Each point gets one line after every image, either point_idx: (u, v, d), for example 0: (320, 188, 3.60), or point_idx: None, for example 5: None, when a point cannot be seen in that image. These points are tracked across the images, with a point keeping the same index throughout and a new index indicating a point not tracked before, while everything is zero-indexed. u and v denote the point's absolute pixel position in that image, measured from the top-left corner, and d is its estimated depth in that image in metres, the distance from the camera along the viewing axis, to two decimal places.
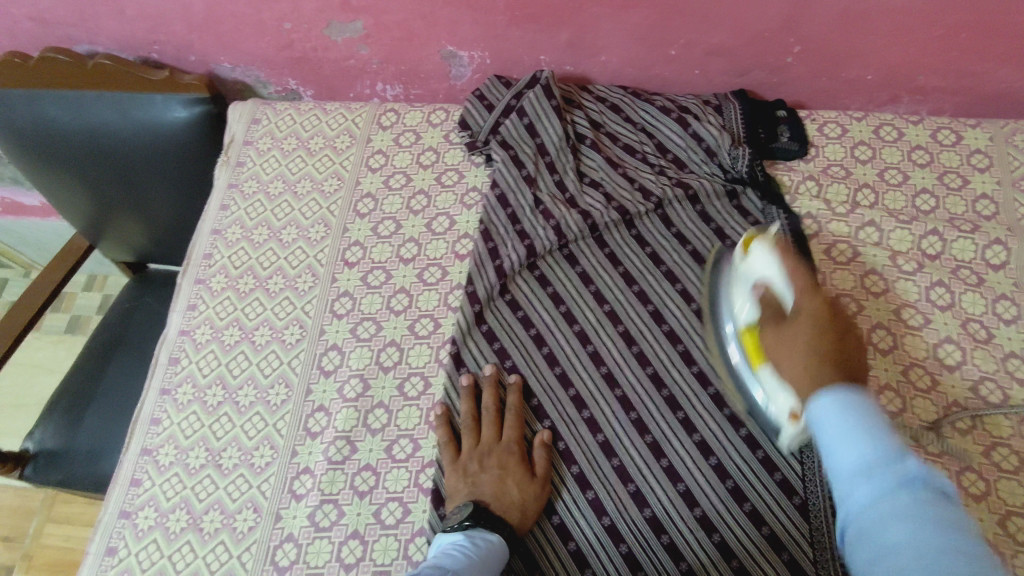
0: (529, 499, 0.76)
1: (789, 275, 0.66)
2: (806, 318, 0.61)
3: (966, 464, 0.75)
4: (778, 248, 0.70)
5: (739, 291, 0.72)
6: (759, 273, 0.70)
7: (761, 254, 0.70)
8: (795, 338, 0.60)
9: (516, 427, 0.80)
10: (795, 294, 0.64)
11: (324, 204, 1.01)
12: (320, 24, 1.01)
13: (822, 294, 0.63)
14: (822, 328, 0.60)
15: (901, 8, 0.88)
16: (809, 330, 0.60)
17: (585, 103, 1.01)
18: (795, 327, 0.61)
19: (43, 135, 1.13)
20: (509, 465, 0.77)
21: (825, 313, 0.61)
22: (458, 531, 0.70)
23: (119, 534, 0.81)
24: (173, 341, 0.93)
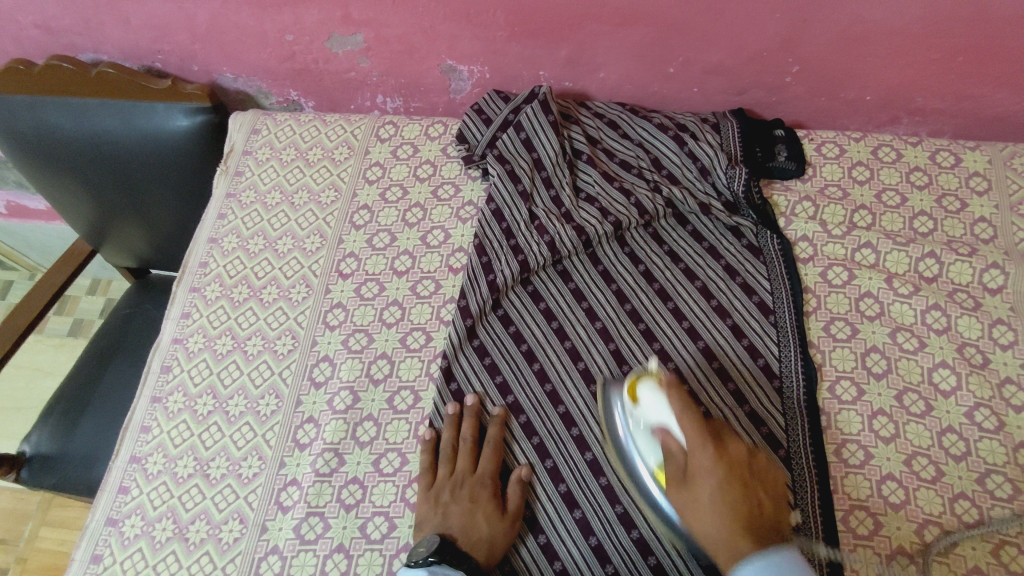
0: (498, 535, 0.74)
1: (680, 423, 0.64)
2: (704, 483, 0.61)
3: (959, 491, 0.74)
4: (664, 389, 0.68)
5: (642, 437, 0.70)
6: (652, 415, 0.68)
7: (653, 398, 0.68)
8: (701, 501, 0.61)
9: (493, 459, 0.79)
10: (690, 446, 0.63)
11: (321, 215, 1.01)
12: (321, 37, 1.02)
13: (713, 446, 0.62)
14: (728, 482, 0.61)
15: (900, 29, 0.88)
16: (715, 492, 0.60)
17: (583, 119, 1.01)
18: (701, 487, 0.61)
19: (46, 142, 1.14)
20: (480, 499, 0.76)
21: (726, 487, 0.61)
22: (421, 566, 0.69)
23: (105, 542, 0.81)
24: (166, 349, 0.94)
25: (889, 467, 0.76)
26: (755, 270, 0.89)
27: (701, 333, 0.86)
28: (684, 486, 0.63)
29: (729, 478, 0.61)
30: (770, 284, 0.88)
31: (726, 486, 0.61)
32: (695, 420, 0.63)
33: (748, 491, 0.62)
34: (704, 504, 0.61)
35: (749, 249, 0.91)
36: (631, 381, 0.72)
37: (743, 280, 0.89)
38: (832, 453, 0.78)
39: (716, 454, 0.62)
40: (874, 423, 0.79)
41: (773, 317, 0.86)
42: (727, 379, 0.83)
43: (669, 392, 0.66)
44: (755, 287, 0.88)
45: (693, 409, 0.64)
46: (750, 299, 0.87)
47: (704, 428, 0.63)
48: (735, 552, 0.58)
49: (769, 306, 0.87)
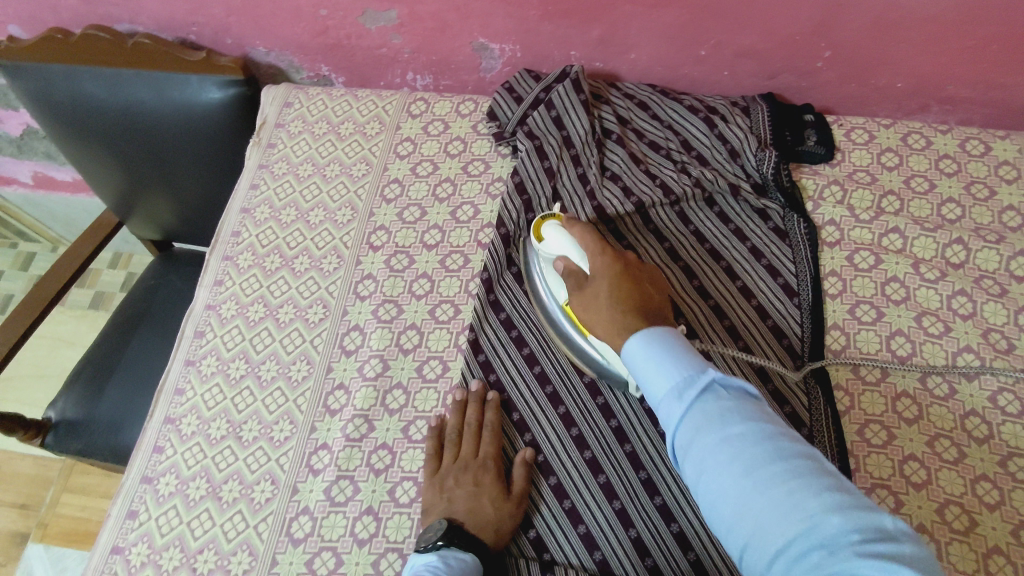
0: (505, 517, 0.75)
1: (579, 243, 0.77)
2: (602, 275, 0.73)
3: (980, 473, 0.75)
4: (565, 227, 0.80)
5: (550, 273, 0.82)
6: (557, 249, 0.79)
7: (556, 234, 0.79)
8: (598, 296, 0.72)
9: (495, 442, 0.79)
10: (588, 255, 0.75)
11: (352, 188, 1.02)
12: (355, 12, 1.03)
13: (609, 250, 0.75)
14: (619, 275, 0.73)
15: (935, 16, 0.88)
16: (609, 282, 0.72)
17: (613, 99, 1.02)
18: (596, 284, 0.73)
19: (81, 111, 1.16)
20: (485, 482, 0.76)
21: (615, 282, 0.72)
22: (431, 552, 0.70)
23: (140, 499, 0.83)
24: (199, 315, 0.95)
25: (912, 447, 0.77)
26: (780, 252, 0.90)
27: (727, 312, 0.87)
28: (582, 292, 0.74)
29: (620, 276, 0.73)
30: (795, 265, 0.89)
31: (617, 282, 0.72)
32: (595, 239, 0.76)
33: (638, 281, 0.73)
34: (602, 291, 0.72)
35: (775, 232, 0.92)
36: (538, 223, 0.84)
37: (768, 261, 0.90)
38: (855, 433, 0.79)
39: (612, 255, 0.74)
40: (897, 404, 0.80)
41: (797, 298, 0.87)
42: (752, 358, 0.84)
43: (571, 227, 0.79)
44: (780, 269, 0.89)
45: (592, 235, 0.77)
46: (775, 280, 0.88)
47: (601, 242, 0.76)
48: (625, 327, 0.69)
49: (793, 288, 0.88)
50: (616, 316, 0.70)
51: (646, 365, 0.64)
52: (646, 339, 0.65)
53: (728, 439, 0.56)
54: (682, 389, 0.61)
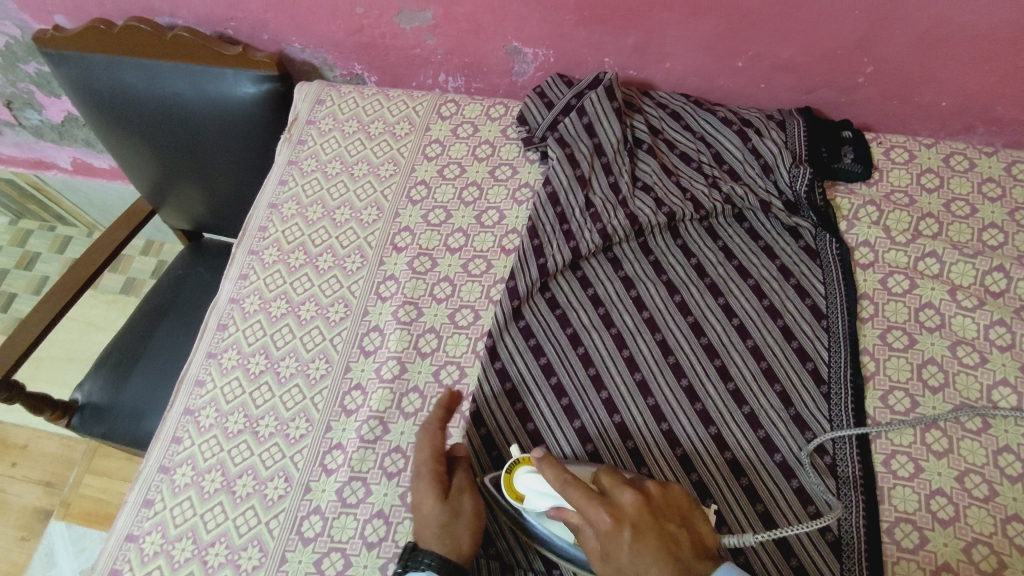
0: (448, 528, 0.69)
1: (575, 505, 0.63)
2: (625, 532, 0.61)
3: (1012, 512, 0.72)
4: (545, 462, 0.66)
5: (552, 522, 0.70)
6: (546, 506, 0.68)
7: (539, 489, 0.68)
8: (625, 565, 0.60)
9: (426, 444, 0.71)
10: (585, 511, 0.62)
11: (379, 187, 1.02)
12: (391, 12, 1.03)
13: (611, 506, 0.62)
14: (642, 539, 0.61)
15: (986, 33, 0.85)
16: (632, 548, 0.60)
17: (646, 108, 1.00)
18: (625, 550, 0.60)
19: (119, 100, 1.18)
20: (421, 493, 0.70)
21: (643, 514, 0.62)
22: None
23: (157, 488, 0.84)
24: (223, 307, 0.96)
25: (940, 482, 0.74)
26: (810, 272, 0.88)
27: (751, 332, 0.85)
28: (604, 557, 0.61)
29: (635, 531, 0.61)
30: (825, 287, 0.87)
31: (638, 537, 0.60)
32: (601, 513, 0.62)
33: (660, 523, 0.62)
34: (624, 546, 0.60)
35: (806, 251, 0.90)
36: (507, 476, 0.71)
37: (797, 281, 0.87)
38: (881, 463, 0.76)
39: (613, 516, 0.61)
40: (926, 436, 0.77)
41: (825, 321, 0.84)
42: (774, 380, 0.82)
43: (547, 471, 0.64)
44: (809, 289, 0.87)
45: (574, 487, 0.63)
46: (803, 301, 0.86)
47: (592, 493, 0.63)
48: None
49: (821, 310, 0.85)
50: None
51: None
52: None
53: None
54: None
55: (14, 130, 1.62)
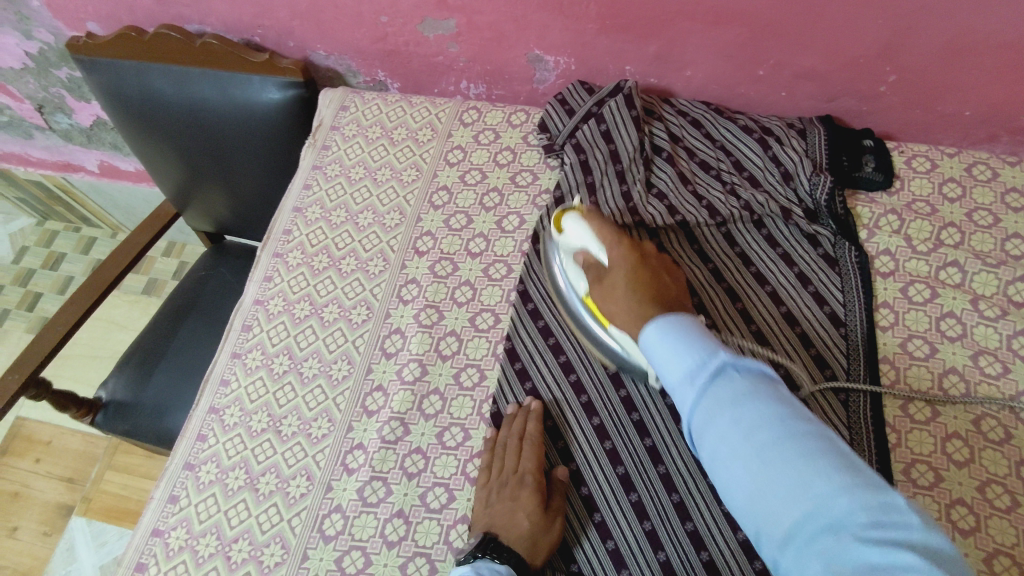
0: (538, 533, 0.74)
1: (599, 238, 0.79)
2: (620, 277, 0.76)
3: None
4: (585, 216, 0.82)
5: (570, 265, 0.84)
6: (579, 242, 0.82)
7: (579, 229, 0.81)
8: (616, 283, 0.76)
9: (535, 457, 0.78)
10: (605, 248, 0.79)
11: (401, 192, 1.04)
12: (415, 20, 1.05)
13: (625, 241, 0.79)
14: (635, 268, 0.76)
15: (1012, 42, 0.85)
16: (627, 277, 0.75)
17: (666, 115, 1.01)
18: (614, 275, 0.77)
19: (148, 105, 1.21)
20: (521, 497, 0.75)
21: (634, 269, 0.76)
22: (467, 564, 0.71)
23: (182, 485, 0.86)
24: (247, 309, 0.98)
25: (961, 492, 0.74)
26: (829, 280, 0.88)
27: (769, 338, 0.85)
28: (603, 281, 0.78)
29: (634, 263, 0.77)
30: (843, 295, 0.87)
31: (636, 286, 0.75)
32: (612, 241, 0.78)
33: (654, 271, 0.77)
34: (622, 270, 0.76)
35: (824, 259, 0.90)
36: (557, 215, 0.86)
37: (815, 289, 0.88)
38: (900, 471, 0.76)
39: (625, 248, 0.78)
40: (947, 445, 0.77)
41: (844, 329, 0.84)
42: (793, 388, 0.81)
43: (590, 216, 0.81)
44: (827, 297, 0.87)
45: (609, 226, 0.80)
46: (822, 309, 0.86)
47: (620, 236, 0.79)
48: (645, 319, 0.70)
49: (840, 318, 0.85)
50: (630, 290, 0.74)
51: (664, 353, 0.63)
52: (663, 326, 0.64)
53: (743, 425, 0.54)
54: (694, 374, 0.59)
55: (44, 134, 1.66)
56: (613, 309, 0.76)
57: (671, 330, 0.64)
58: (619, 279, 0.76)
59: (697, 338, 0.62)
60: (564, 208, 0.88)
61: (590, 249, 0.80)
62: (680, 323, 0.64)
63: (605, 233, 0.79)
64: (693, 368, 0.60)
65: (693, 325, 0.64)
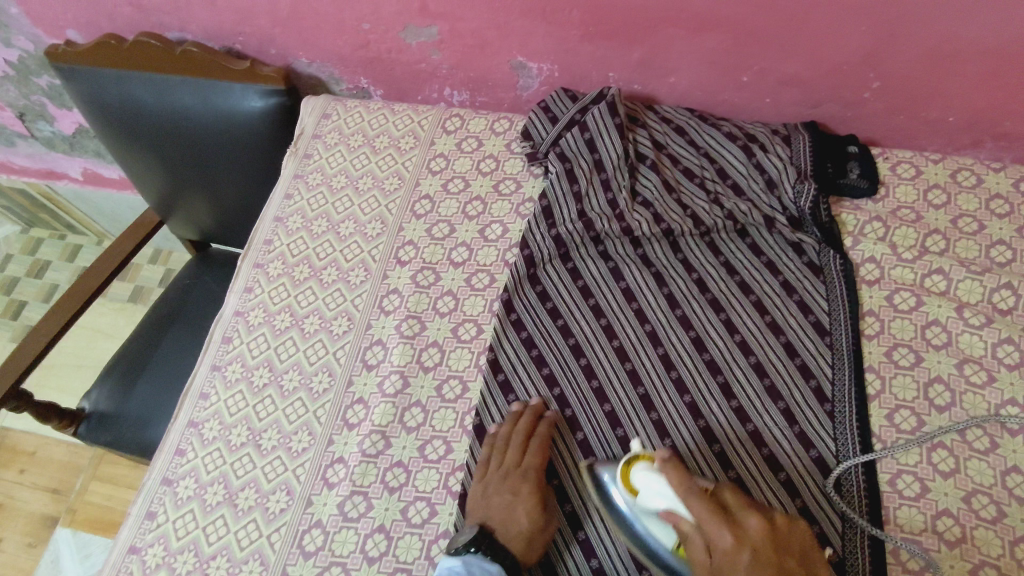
0: (537, 532, 0.74)
1: (685, 502, 0.63)
2: (719, 549, 0.60)
3: (1020, 534, 0.71)
4: (666, 465, 0.66)
5: (652, 520, 0.69)
6: (661, 502, 0.67)
7: (649, 483, 0.68)
8: None
9: (540, 454, 0.78)
10: (703, 525, 0.62)
11: (383, 201, 1.03)
12: (397, 27, 1.04)
13: (729, 526, 0.61)
14: (756, 564, 0.59)
15: (995, 48, 0.84)
16: (748, 565, 0.59)
17: (650, 122, 1.00)
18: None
19: (129, 114, 1.19)
20: (522, 493, 0.76)
21: (742, 549, 0.59)
22: (458, 557, 0.71)
23: (159, 500, 0.84)
24: (228, 320, 0.97)
25: (947, 503, 0.73)
26: (813, 289, 0.87)
27: (753, 348, 0.84)
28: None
29: (740, 547, 0.60)
30: (828, 304, 0.86)
31: (741, 552, 0.59)
32: (712, 516, 0.62)
33: (778, 556, 0.60)
34: (740, 567, 0.59)
35: (809, 267, 0.89)
36: (625, 467, 0.71)
37: (800, 297, 0.87)
38: (886, 482, 0.75)
39: (736, 536, 0.60)
40: (933, 455, 0.76)
41: (828, 338, 0.84)
42: (778, 398, 0.81)
43: (669, 472, 0.65)
44: (812, 306, 0.86)
45: (698, 494, 0.63)
46: (806, 318, 0.86)
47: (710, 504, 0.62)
48: None
49: (825, 327, 0.85)
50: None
51: None
52: None
53: None
54: None
55: (26, 142, 1.64)
56: None
57: None
58: None
59: None
60: (631, 454, 0.73)
61: (680, 513, 0.65)
62: None
63: (701, 512, 0.62)
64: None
65: None
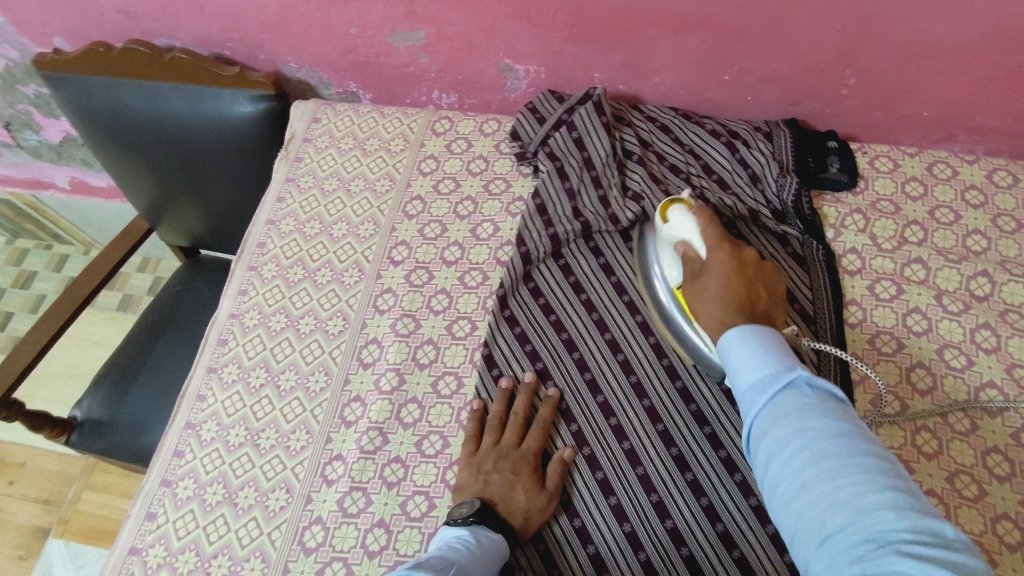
0: (535, 509, 0.77)
1: (704, 236, 0.80)
2: (717, 274, 0.77)
3: (1001, 511, 0.74)
4: (695, 214, 0.82)
5: (666, 254, 0.85)
6: (679, 233, 0.83)
7: (682, 217, 0.83)
8: (709, 302, 0.76)
9: (538, 438, 0.82)
10: (707, 249, 0.79)
11: (375, 203, 1.04)
12: (385, 31, 1.06)
13: (728, 246, 0.78)
14: (734, 274, 0.76)
15: (964, 45, 0.88)
16: (724, 278, 0.76)
17: (635, 121, 1.03)
18: (709, 281, 0.77)
19: (117, 121, 1.20)
20: (522, 472, 0.79)
21: (727, 273, 0.76)
22: (462, 526, 0.72)
23: (159, 502, 0.85)
24: (222, 323, 0.98)
25: (931, 483, 0.76)
26: (799, 278, 0.90)
27: None
28: (696, 279, 0.79)
29: (736, 272, 0.76)
30: (813, 292, 0.88)
31: (731, 274, 0.76)
32: (722, 254, 0.78)
33: (754, 281, 0.76)
34: (717, 278, 0.76)
35: (794, 257, 0.92)
36: (664, 204, 0.87)
37: (786, 286, 0.89)
38: None
39: (731, 252, 0.78)
40: (916, 437, 0.79)
41: (814, 325, 0.86)
42: None
43: (698, 214, 0.82)
44: (797, 294, 0.89)
45: (716, 224, 0.80)
46: (792, 306, 0.88)
47: (724, 238, 0.79)
48: (728, 324, 0.73)
49: (810, 314, 0.87)
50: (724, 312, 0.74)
51: (739, 358, 0.68)
52: (742, 334, 0.69)
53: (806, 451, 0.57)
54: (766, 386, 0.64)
55: (12, 152, 1.64)
56: (701, 298, 0.77)
57: (747, 340, 0.68)
58: (717, 290, 0.76)
59: (778, 353, 0.66)
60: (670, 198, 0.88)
61: (692, 241, 0.81)
62: (762, 335, 0.68)
63: (713, 235, 0.79)
64: (767, 377, 0.65)
65: (775, 339, 0.69)
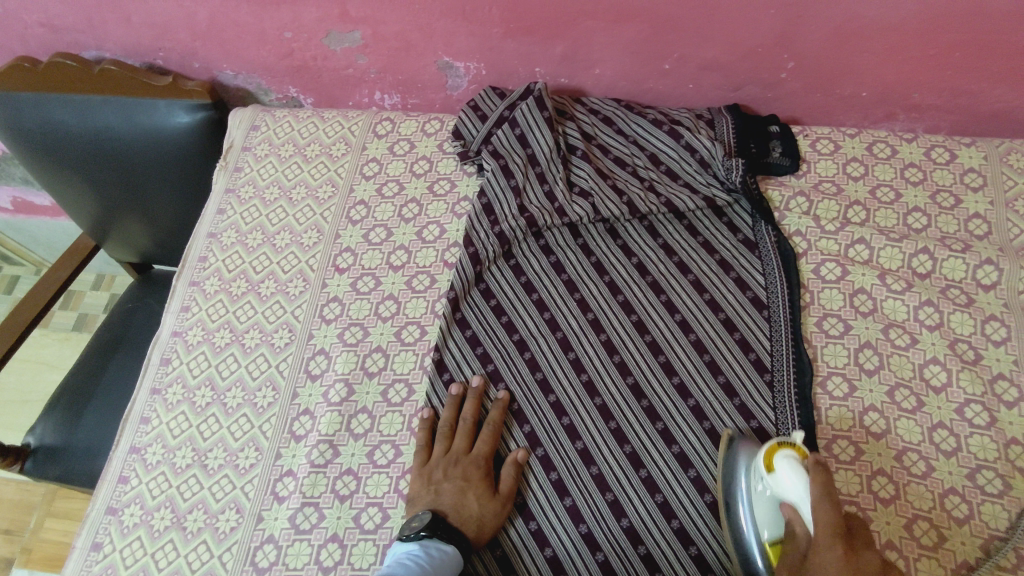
0: (488, 514, 0.76)
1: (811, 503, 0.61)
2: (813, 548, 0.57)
3: (947, 486, 0.75)
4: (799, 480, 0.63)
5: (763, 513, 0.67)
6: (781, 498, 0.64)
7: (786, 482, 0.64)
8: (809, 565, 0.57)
9: (489, 441, 0.81)
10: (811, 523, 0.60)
11: (318, 210, 1.02)
12: (319, 34, 1.03)
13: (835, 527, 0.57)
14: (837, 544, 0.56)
15: (895, 25, 0.88)
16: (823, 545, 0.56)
17: (578, 114, 1.02)
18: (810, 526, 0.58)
19: (49, 138, 1.16)
20: (473, 478, 0.78)
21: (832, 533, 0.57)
22: (412, 541, 0.72)
23: (105, 531, 0.82)
24: (166, 341, 0.95)
25: (880, 462, 0.77)
26: (750, 264, 0.90)
27: (693, 326, 0.87)
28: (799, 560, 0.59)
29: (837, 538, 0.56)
30: (765, 278, 0.89)
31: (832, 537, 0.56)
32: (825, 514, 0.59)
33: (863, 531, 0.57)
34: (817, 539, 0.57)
35: (744, 244, 0.92)
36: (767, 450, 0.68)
37: (737, 275, 0.89)
38: (822, 448, 0.78)
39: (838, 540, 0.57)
40: (864, 419, 0.79)
41: (766, 312, 0.86)
42: (718, 372, 0.83)
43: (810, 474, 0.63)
44: (749, 281, 0.89)
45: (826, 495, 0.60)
46: (745, 295, 0.88)
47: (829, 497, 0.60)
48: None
49: (763, 301, 0.87)
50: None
51: None
52: None
53: None
54: None
55: None
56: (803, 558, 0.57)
57: None
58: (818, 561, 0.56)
59: None
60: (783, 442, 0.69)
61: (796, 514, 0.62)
62: None
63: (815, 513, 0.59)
64: None
65: None
